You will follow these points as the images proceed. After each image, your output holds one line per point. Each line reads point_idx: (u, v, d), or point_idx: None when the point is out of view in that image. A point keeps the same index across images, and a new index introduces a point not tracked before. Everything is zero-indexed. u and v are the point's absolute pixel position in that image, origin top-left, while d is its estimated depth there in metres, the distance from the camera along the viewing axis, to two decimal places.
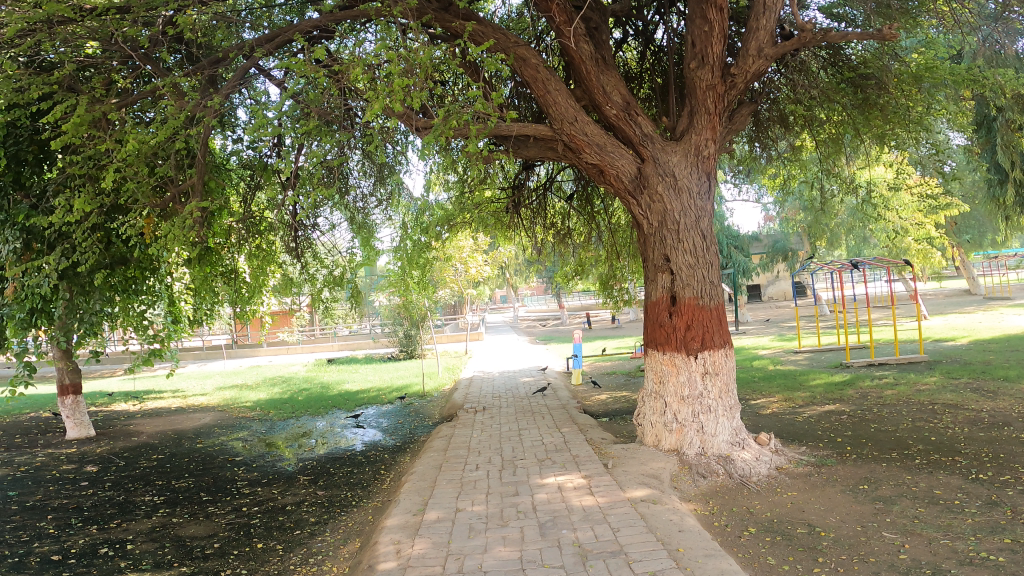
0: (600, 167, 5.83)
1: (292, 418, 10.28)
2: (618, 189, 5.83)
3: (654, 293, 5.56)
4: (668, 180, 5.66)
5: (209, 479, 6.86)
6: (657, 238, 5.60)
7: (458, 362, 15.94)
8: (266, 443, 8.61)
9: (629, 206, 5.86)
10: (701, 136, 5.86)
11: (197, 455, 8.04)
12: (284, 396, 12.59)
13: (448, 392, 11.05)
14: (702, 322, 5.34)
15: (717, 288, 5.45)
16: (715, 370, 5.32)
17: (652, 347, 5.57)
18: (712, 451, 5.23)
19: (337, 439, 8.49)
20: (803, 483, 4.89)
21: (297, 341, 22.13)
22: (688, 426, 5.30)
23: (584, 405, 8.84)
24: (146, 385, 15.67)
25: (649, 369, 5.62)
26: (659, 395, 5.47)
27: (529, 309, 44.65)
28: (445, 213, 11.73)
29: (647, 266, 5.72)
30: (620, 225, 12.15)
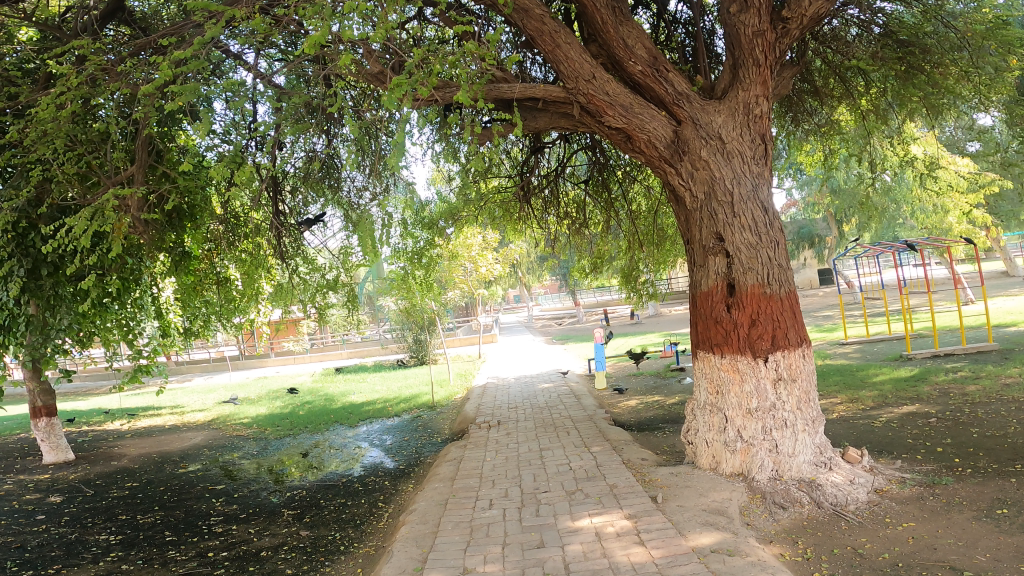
0: (628, 134, 4.75)
1: (290, 435, 9.32)
2: (652, 158, 4.74)
3: (705, 281, 4.48)
4: (714, 144, 4.56)
5: (180, 514, 5.88)
6: (706, 213, 4.51)
7: (471, 367, 14.92)
8: (256, 466, 7.63)
9: (666, 179, 4.78)
10: (750, 92, 4.71)
11: (175, 483, 7.08)
12: (285, 410, 11.63)
13: (460, 402, 10.03)
14: (770, 315, 4.25)
15: (786, 273, 4.37)
16: (790, 376, 4.25)
17: (704, 349, 4.51)
18: (791, 475, 4.18)
19: (335, 461, 7.50)
20: (919, 510, 3.82)
21: (304, 350, 21.25)
22: (758, 446, 4.24)
23: (613, 414, 7.78)
24: (143, 401, 14.80)
25: (701, 377, 4.55)
26: (717, 409, 4.42)
27: (543, 309, 43.57)
28: (448, 207, 10.74)
29: (693, 251, 4.63)
30: (640, 212, 11.03)
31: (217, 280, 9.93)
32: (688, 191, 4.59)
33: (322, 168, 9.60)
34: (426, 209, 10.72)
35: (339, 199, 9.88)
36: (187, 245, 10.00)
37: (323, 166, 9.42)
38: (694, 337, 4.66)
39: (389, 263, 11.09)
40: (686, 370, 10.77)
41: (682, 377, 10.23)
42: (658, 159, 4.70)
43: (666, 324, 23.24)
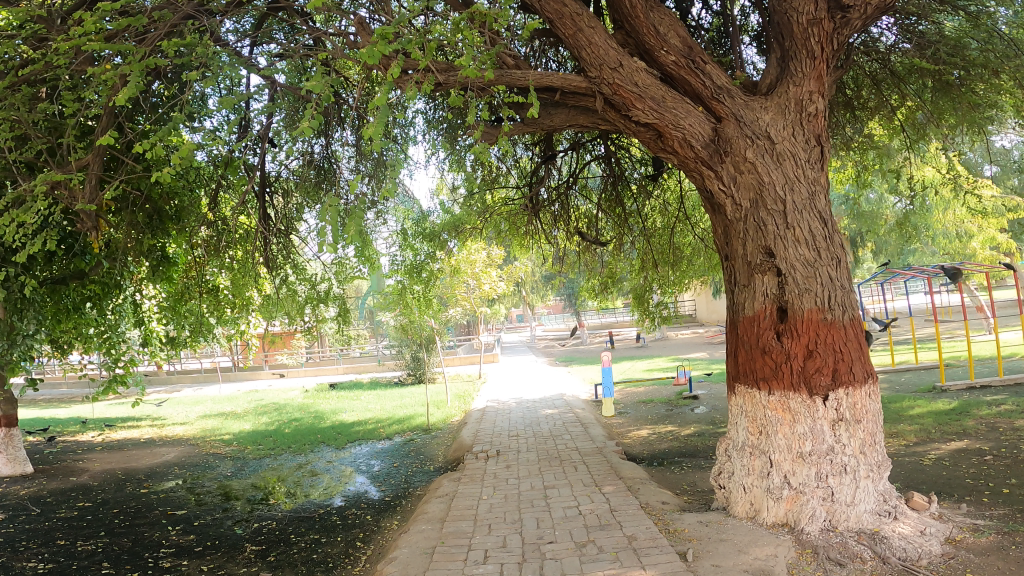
0: (660, 131, 4.14)
1: (270, 456, 8.60)
2: (687, 160, 4.12)
3: (750, 304, 3.83)
4: (762, 144, 3.96)
5: (127, 544, 5.16)
6: (751, 224, 3.88)
7: (470, 388, 14.19)
8: (226, 490, 6.91)
9: (702, 184, 4.17)
10: (803, 88, 4.11)
11: (134, 504, 6.37)
12: (270, 427, 10.91)
13: (457, 426, 9.31)
14: (830, 345, 3.60)
15: (848, 295, 3.73)
16: (854, 417, 3.59)
17: (747, 382, 3.84)
18: (848, 526, 3.53)
19: (314, 488, 6.79)
20: (1007, 567, 3.16)
21: (299, 364, 20.54)
22: (809, 495, 3.60)
23: (624, 445, 7.07)
24: (125, 412, 14.09)
25: (741, 414, 3.89)
26: (760, 452, 3.76)
27: (546, 329, 42.80)
28: (451, 217, 10.11)
29: (735, 268, 3.99)
30: (657, 230, 10.24)
31: (203, 287, 9.31)
32: (730, 198, 3.97)
33: (318, 172, 9.04)
34: (428, 219, 10.12)
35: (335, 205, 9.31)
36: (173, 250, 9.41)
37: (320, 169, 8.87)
38: (734, 367, 3.99)
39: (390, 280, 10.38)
40: (700, 398, 10.03)
41: (697, 406, 9.50)
42: (695, 161, 4.08)
43: (673, 348, 22.44)
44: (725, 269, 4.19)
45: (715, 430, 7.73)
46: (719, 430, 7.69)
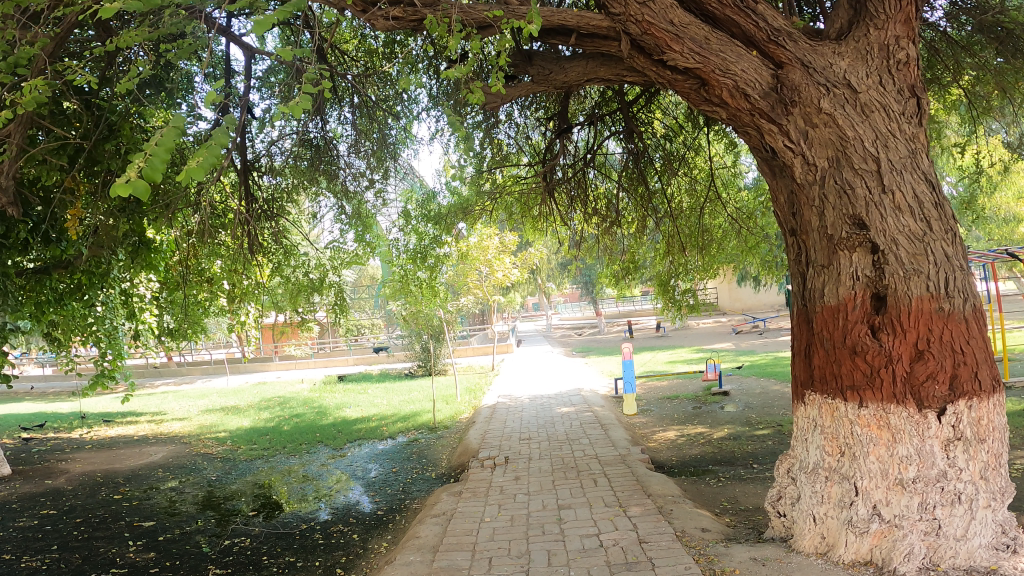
0: (705, 79, 3.27)
1: (262, 457, 7.96)
2: (741, 113, 3.25)
3: (832, 292, 2.98)
4: (841, 93, 3.08)
5: (75, 563, 4.57)
6: (831, 193, 3.02)
7: (482, 381, 13.49)
8: (205, 498, 6.27)
9: (761, 143, 3.31)
10: (889, 28, 3.22)
11: (100, 513, 5.78)
12: (270, 423, 10.32)
13: (466, 424, 8.61)
14: (946, 344, 2.76)
15: (966, 281, 2.87)
16: (977, 436, 2.78)
17: (828, 390, 3.01)
18: (955, 565, 2.73)
19: (300, 497, 6.12)
20: None
21: (308, 355, 20.03)
22: (906, 529, 2.80)
23: (649, 451, 6.28)
24: (127, 406, 13.65)
25: (813, 428, 3.11)
26: (840, 477, 2.99)
27: (564, 318, 41.95)
28: (458, 200, 9.31)
29: (809, 245, 3.14)
30: (682, 209, 9.35)
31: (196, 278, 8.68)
32: (802, 158, 3.11)
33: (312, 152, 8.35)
34: (433, 202, 9.34)
35: (333, 187, 8.59)
36: (159, 237, 8.78)
37: (319, 148, 8.24)
38: (807, 369, 3.17)
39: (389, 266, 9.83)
40: (730, 394, 9.16)
41: (728, 403, 8.64)
42: (751, 114, 3.21)
43: (695, 338, 21.49)
44: (791, 248, 3.35)
45: (751, 431, 6.87)
46: (755, 432, 6.83)
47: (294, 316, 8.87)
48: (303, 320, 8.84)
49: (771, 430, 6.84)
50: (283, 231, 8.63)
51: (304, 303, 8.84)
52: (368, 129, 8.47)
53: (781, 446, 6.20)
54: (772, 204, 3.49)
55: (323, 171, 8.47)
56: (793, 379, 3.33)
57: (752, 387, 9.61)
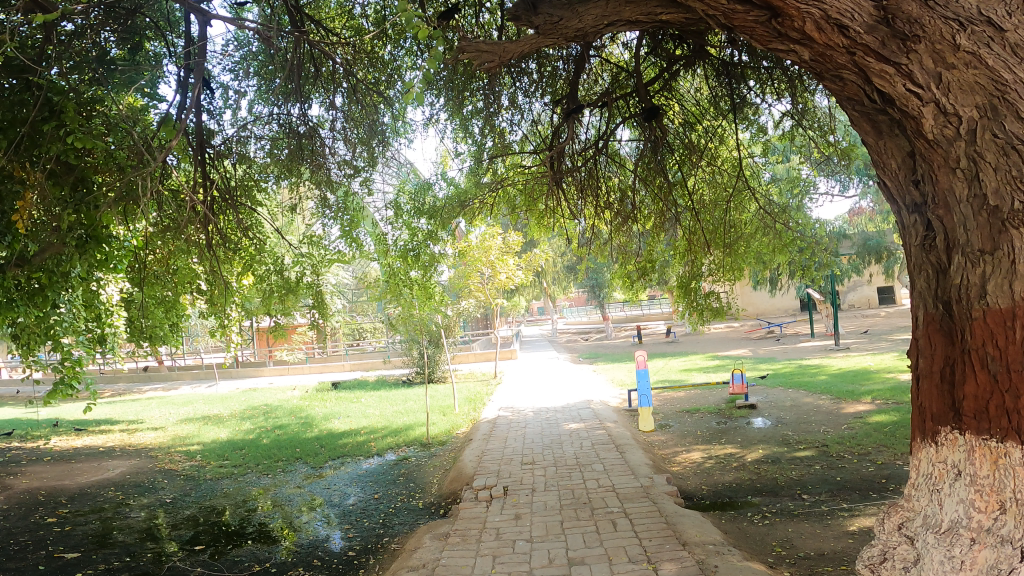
0: (781, 9, 2.36)
1: (230, 475, 7.07)
2: (834, 52, 2.36)
3: (1000, 290, 2.18)
4: (989, 15, 2.13)
5: None
6: (987, 155, 2.17)
7: (483, 390, 12.55)
8: (153, 525, 5.43)
9: (864, 90, 2.45)
10: None
11: (23, 543, 4.94)
12: (250, 435, 9.43)
13: (462, 441, 7.66)
14: None
15: None
16: None
17: (990, 427, 2.24)
18: None
19: (260, 526, 5.26)
20: None
21: (303, 360, 19.15)
22: None
23: (672, 477, 5.37)
24: (104, 414, 12.83)
25: (958, 478, 2.34)
26: (998, 541, 2.18)
27: (570, 323, 40.93)
28: (455, 190, 8.42)
29: (951, 225, 2.35)
30: (705, 203, 8.39)
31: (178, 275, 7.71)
32: (934, 107, 2.24)
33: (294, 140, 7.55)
34: (428, 194, 8.39)
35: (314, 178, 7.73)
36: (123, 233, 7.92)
37: (302, 134, 7.36)
38: (954, 392, 2.39)
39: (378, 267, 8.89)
40: (758, 407, 8.20)
41: (757, 417, 7.67)
42: (850, 52, 2.31)
43: (709, 344, 20.47)
44: (915, 228, 2.57)
45: (790, 453, 5.94)
46: (795, 453, 5.89)
47: (269, 319, 7.94)
48: (278, 324, 7.90)
49: (813, 452, 5.90)
50: (255, 223, 7.69)
51: (281, 305, 7.85)
52: (358, 113, 7.63)
53: (831, 473, 5.26)
54: (877, 171, 2.68)
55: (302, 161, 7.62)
56: (920, 408, 2.57)
57: (782, 399, 8.63)
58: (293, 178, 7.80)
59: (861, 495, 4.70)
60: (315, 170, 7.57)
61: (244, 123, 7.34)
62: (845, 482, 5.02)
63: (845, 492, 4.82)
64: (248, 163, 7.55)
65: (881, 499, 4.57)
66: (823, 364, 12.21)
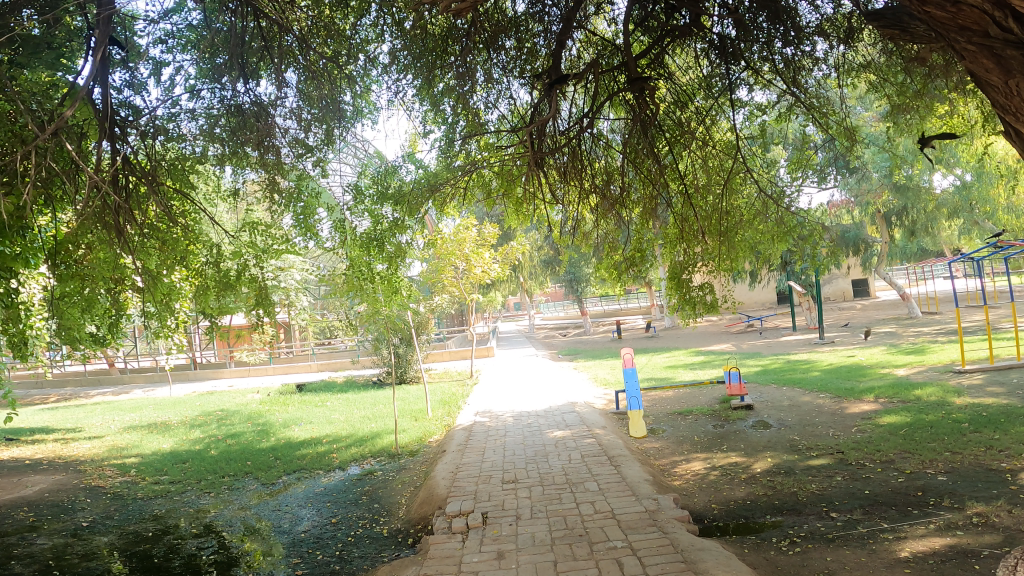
0: None
1: (165, 495, 6.15)
2: None
3: None
4: None
5: None
6: None
7: (457, 391, 11.74)
8: (63, 554, 4.57)
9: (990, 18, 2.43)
10: None
11: None
12: (198, 445, 8.49)
13: (434, 452, 6.86)
14: None
15: None
16: None
17: None
18: None
19: (192, 557, 4.44)
20: None
21: (266, 360, 18.02)
22: None
23: (676, 495, 4.72)
24: (39, 423, 11.67)
25: None
26: None
27: (546, 319, 40.26)
28: (426, 172, 7.57)
29: None
30: (698, 190, 7.73)
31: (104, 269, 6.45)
32: None
33: (237, 119, 6.71)
34: (394, 178, 7.53)
35: (258, 159, 6.84)
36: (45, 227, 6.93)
37: (251, 112, 6.56)
38: None
39: (340, 261, 7.95)
40: (755, 408, 7.61)
41: (757, 419, 7.08)
42: None
43: (689, 339, 19.99)
44: None
45: (804, 461, 5.35)
46: (809, 462, 5.31)
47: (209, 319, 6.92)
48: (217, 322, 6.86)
49: (829, 460, 5.33)
50: (190, 210, 6.71)
51: (220, 303, 6.74)
52: (318, 92, 6.93)
53: (856, 486, 4.69)
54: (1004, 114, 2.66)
55: (241, 143, 6.78)
56: None
57: (779, 399, 8.07)
58: (234, 160, 6.89)
59: (899, 512, 4.12)
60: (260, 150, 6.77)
61: (174, 99, 6.41)
62: (875, 497, 4.45)
63: (879, 508, 4.24)
64: (181, 143, 6.64)
65: (922, 517, 4.00)
66: (812, 359, 11.74)
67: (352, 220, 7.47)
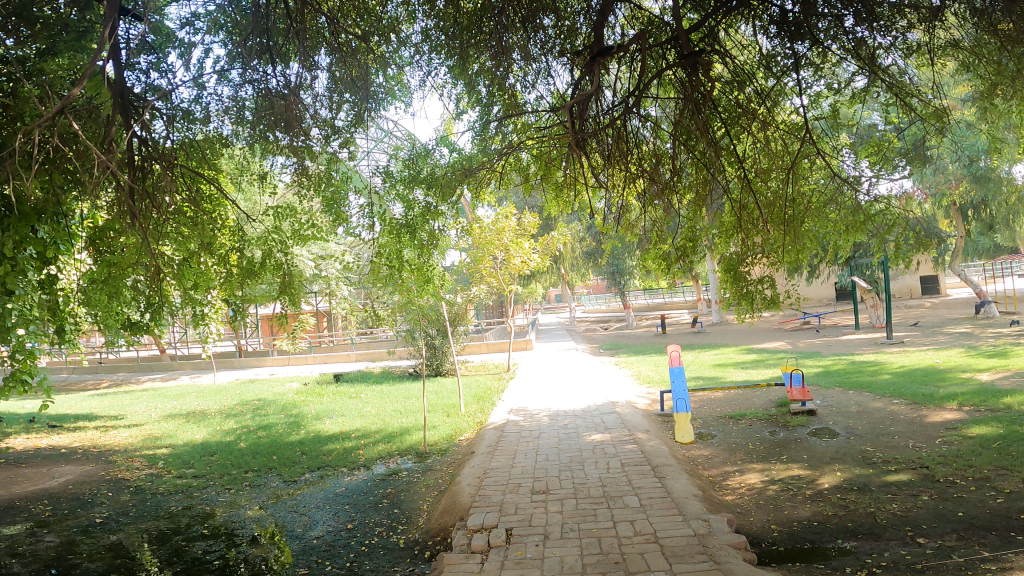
0: None
1: (185, 491, 6.01)
2: None
3: None
4: None
5: None
6: None
7: (493, 386, 11.31)
8: (68, 555, 4.43)
9: None
10: None
11: None
12: (229, 436, 8.40)
13: (462, 453, 6.42)
14: None
15: None
16: None
17: None
18: None
19: (196, 562, 4.20)
20: None
21: (307, 350, 18.15)
22: None
23: (729, 513, 4.12)
24: (89, 410, 12.02)
25: None
26: None
27: (590, 313, 39.45)
28: (459, 156, 7.08)
29: None
30: (759, 174, 6.93)
31: (127, 260, 6.11)
32: None
33: (269, 104, 6.14)
34: (426, 164, 7.07)
35: (282, 149, 6.41)
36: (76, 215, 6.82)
37: (273, 96, 6.12)
38: None
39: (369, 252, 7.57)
40: (818, 413, 6.84)
41: (820, 426, 6.32)
42: None
43: (740, 336, 18.94)
44: None
45: (879, 477, 4.64)
46: (886, 478, 4.60)
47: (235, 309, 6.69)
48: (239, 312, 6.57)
49: (910, 476, 4.59)
50: (215, 198, 6.40)
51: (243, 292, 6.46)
52: (344, 75, 6.51)
53: (946, 506, 3.98)
54: None
55: (270, 132, 6.24)
56: None
57: (846, 404, 7.25)
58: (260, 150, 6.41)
59: (1003, 540, 3.42)
60: (291, 138, 6.26)
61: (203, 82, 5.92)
62: (972, 520, 3.74)
63: (978, 535, 3.54)
64: (206, 128, 6.16)
65: None
66: (881, 360, 10.72)
67: (380, 208, 7.06)
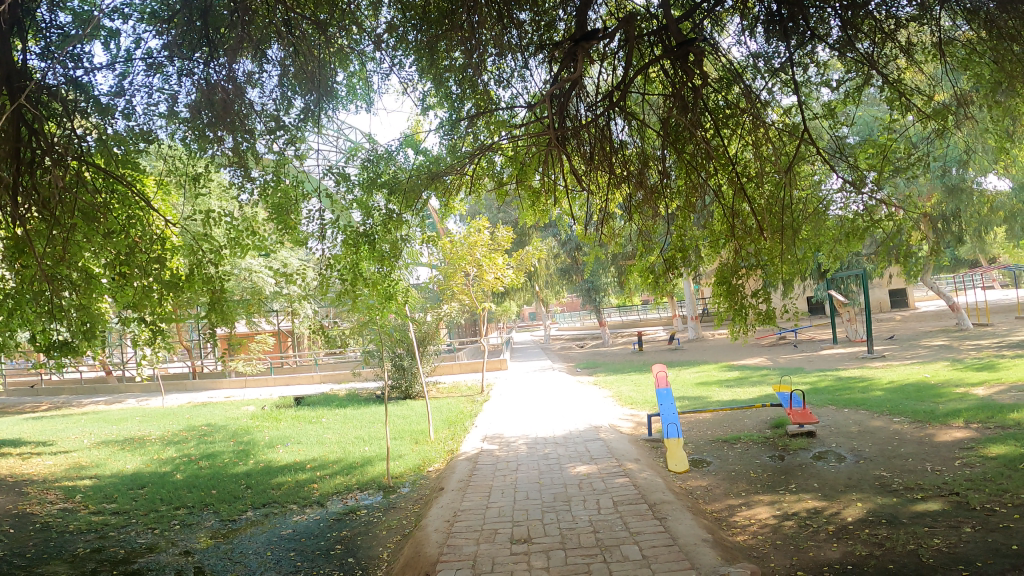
0: None
1: (100, 530, 5.26)
2: None
3: None
4: None
5: None
6: None
7: (466, 410, 10.52)
8: None
9: None
10: None
11: None
12: (166, 465, 7.45)
13: (430, 489, 5.65)
14: None
15: None
16: None
17: None
18: None
19: None
20: None
21: (264, 370, 17.04)
22: None
23: (752, 562, 3.49)
24: (12, 435, 10.80)
25: None
26: None
27: (561, 330, 38.96)
28: (426, 157, 6.43)
29: None
30: (749, 180, 6.42)
31: (23, 275, 5.16)
32: None
33: (205, 98, 5.38)
34: (388, 168, 6.37)
35: (225, 151, 5.65)
36: None
37: (208, 90, 5.35)
38: None
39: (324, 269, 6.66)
40: (818, 435, 6.37)
41: (824, 449, 5.84)
42: None
43: (717, 352, 18.63)
44: None
45: (908, 507, 4.16)
46: (917, 508, 4.13)
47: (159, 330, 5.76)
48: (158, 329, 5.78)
49: (941, 506, 4.13)
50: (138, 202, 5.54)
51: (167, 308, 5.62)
52: (300, 66, 5.86)
53: (996, 541, 3.52)
54: None
55: (211, 134, 5.47)
56: None
57: (844, 423, 6.80)
58: (196, 153, 5.61)
59: None
60: (238, 138, 5.57)
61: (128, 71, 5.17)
62: None
63: None
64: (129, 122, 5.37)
65: None
66: (867, 375, 10.42)
67: (335, 216, 6.29)
